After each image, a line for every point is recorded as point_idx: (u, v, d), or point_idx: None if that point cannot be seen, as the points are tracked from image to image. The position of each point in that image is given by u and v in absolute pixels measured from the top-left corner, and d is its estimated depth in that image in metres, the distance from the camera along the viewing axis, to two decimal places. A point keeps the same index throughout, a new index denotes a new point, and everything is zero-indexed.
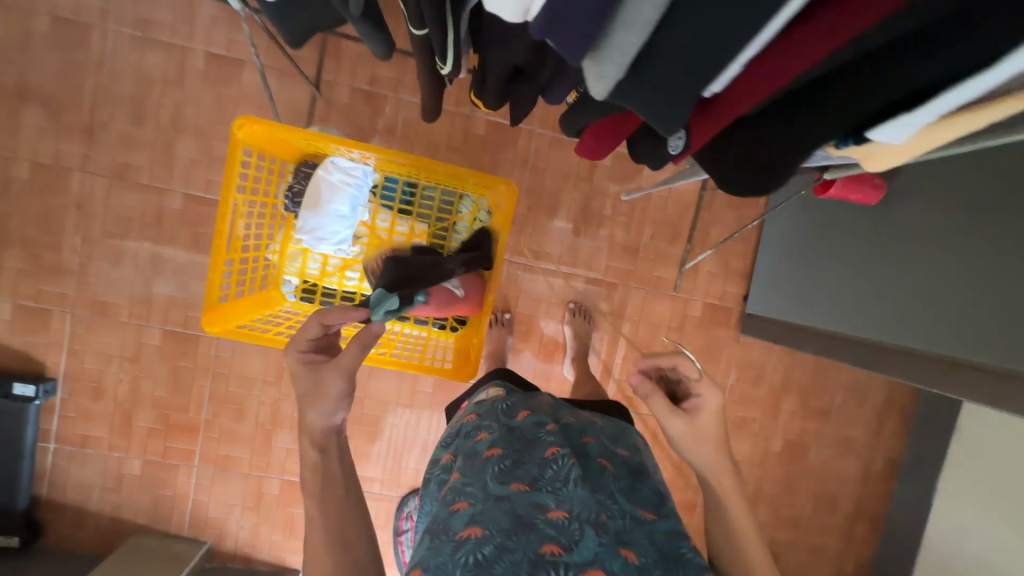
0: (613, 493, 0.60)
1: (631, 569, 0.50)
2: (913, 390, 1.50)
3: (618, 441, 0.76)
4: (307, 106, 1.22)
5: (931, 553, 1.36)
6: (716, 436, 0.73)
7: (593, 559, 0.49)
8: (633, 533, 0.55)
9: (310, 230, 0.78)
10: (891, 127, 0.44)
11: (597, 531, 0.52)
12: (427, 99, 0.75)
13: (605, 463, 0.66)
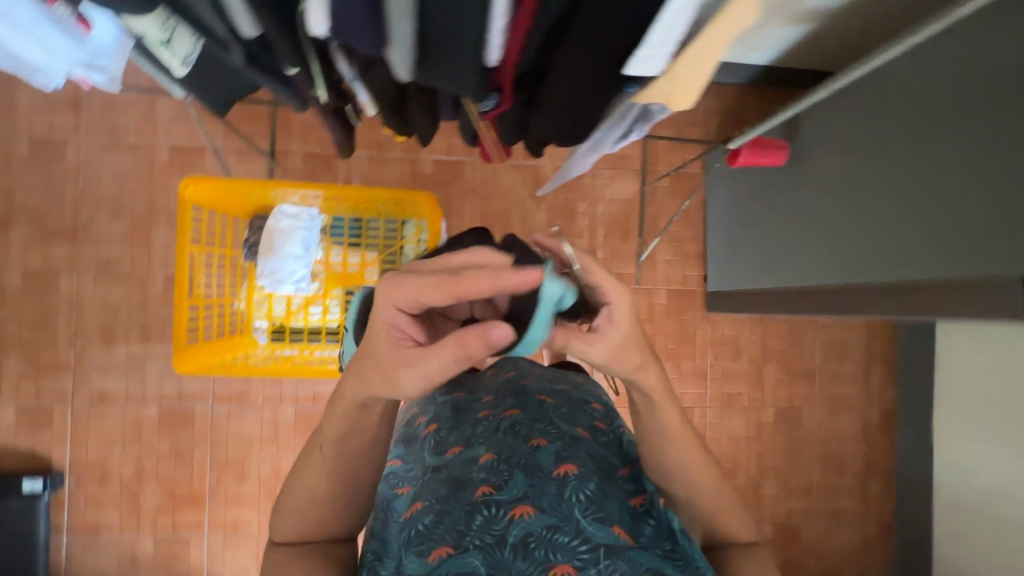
0: (553, 418, 0.70)
1: (561, 487, 0.58)
2: (889, 338, 1.54)
3: (558, 380, 0.83)
4: (267, 176, 1.33)
5: (944, 493, 1.36)
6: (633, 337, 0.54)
7: (522, 494, 0.57)
8: (570, 449, 0.64)
9: (270, 274, 0.86)
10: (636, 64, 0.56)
11: (526, 473, 0.60)
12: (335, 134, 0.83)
13: (544, 397, 0.75)
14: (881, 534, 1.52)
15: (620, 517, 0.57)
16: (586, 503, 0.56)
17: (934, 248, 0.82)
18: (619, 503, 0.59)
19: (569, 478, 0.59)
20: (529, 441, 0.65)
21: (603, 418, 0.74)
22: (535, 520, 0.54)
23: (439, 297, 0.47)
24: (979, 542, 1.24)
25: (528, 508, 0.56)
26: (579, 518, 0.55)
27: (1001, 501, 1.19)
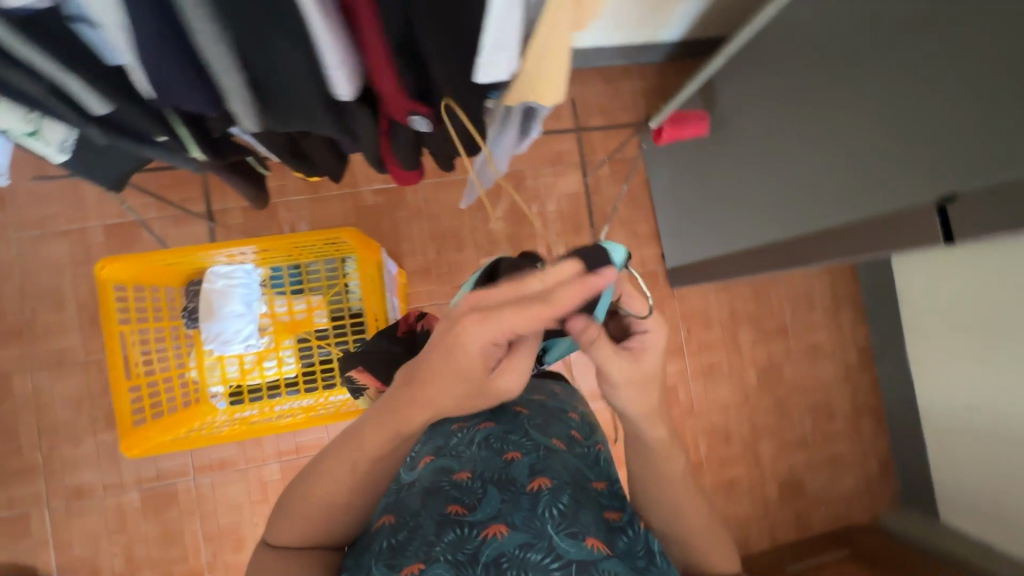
0: (527, 429, 0.71)
1: (533, 504, 0.59)
2: (852, 279, 1.57)
3: (534, 389, 0.84)
4: (208, 237, 1.31)
5: (931, 420, 1.39)
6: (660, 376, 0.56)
7: (496, 512, 0.59)
8: (544, 461, 0.65)
9: (216, 337, 0.85)
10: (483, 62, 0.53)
11: (499, 488, 0.61)
12: (244, 190, 0.81)
13: (519, 408, 0.75)
14: (882, 470, 1.55)
15: (593, 529, 0.58)
16: (559, 519, 0.58)
17: (844, 192, 0.84)
18: (592, 514, 0.60)
19: (542, 494, 0.60)
20: (503, 454, 0.66)
21: (578, 429, 0.76)
22: (508, 539, 0.56)
23: (541, 322, 0.46)
24: (972, 460, 1.27)
25: (501, 527, 0.57)
26: (551, 535, 0.56)
27: (983, 417, 1.21)
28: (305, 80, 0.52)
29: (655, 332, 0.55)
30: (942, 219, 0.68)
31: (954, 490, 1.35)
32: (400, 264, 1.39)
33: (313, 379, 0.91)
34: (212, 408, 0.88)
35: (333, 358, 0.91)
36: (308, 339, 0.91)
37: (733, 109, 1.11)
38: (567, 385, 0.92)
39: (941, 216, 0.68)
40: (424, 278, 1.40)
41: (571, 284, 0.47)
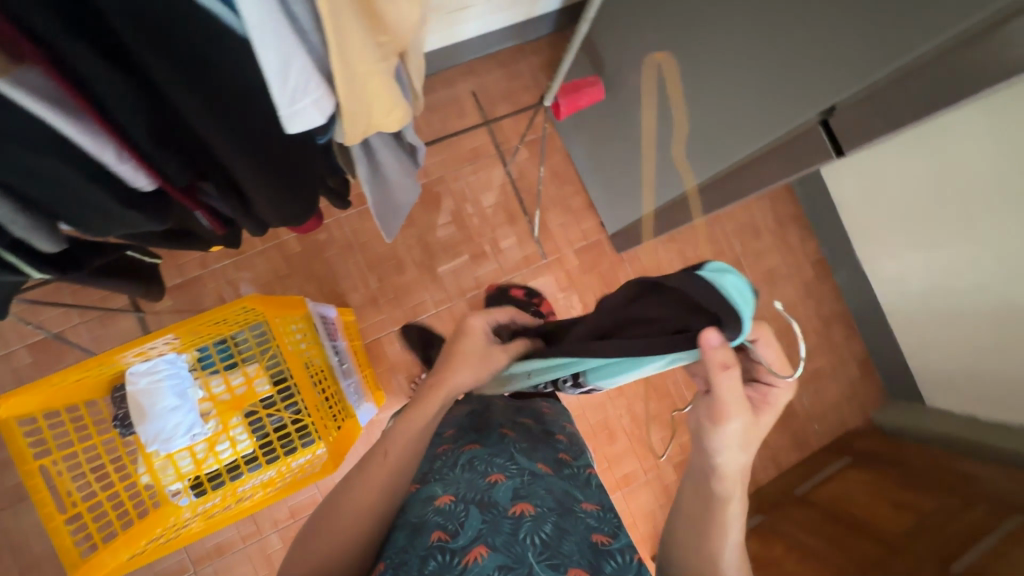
0: (513, 452, 0.65)
1: (515, 528, 0.54)
2: (790, 197, 1.59)
3: (522, 412, 0.79)
4: (140, 328, 1.26)
5: (895, 313, 1.42)
6: (762, 435, 0.59)
7: (477, 534, 0.53)
8: (529, 485, 0.60)
9: (156, 437, 0.80)
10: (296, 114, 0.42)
11: (480, 510, 0.56)
12: (122, 290, 0.76)
13: (505, 431, 0.69)
14: (863, 371, 1.58)
15: (577, 555, 0.54)
16: (541, 547, 0.53)
17: (752, 123, 0.83)
18: (577, 538, 0.56)
19: (525, 519, 0.55)
20: (486, 476, 0.61)
21: (567, 451, 0.72)
22: (489, 560, 0.51)
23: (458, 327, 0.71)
24: (940, 341, 1.31)
25: (482, 549, 0.52)
26: (531, 562, 0.51)
27: (939, 299, 1.25)
28: (94, 189, 0.48)
29: (783, 394, 0.59)
30: (825, 134, 0.71)
31: (931, 373, 1.39)
32: (345, 301, 1.36)
33: (272, 449, 0.88)
34: (176, 508, 0.84)
35: (285, 423, 0.88)
36: (256, 411, 0.88)
37: (628, 67, 1.10)
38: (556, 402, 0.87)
39: (824, 130, 0.71)
40: (373, 309, 1.37)
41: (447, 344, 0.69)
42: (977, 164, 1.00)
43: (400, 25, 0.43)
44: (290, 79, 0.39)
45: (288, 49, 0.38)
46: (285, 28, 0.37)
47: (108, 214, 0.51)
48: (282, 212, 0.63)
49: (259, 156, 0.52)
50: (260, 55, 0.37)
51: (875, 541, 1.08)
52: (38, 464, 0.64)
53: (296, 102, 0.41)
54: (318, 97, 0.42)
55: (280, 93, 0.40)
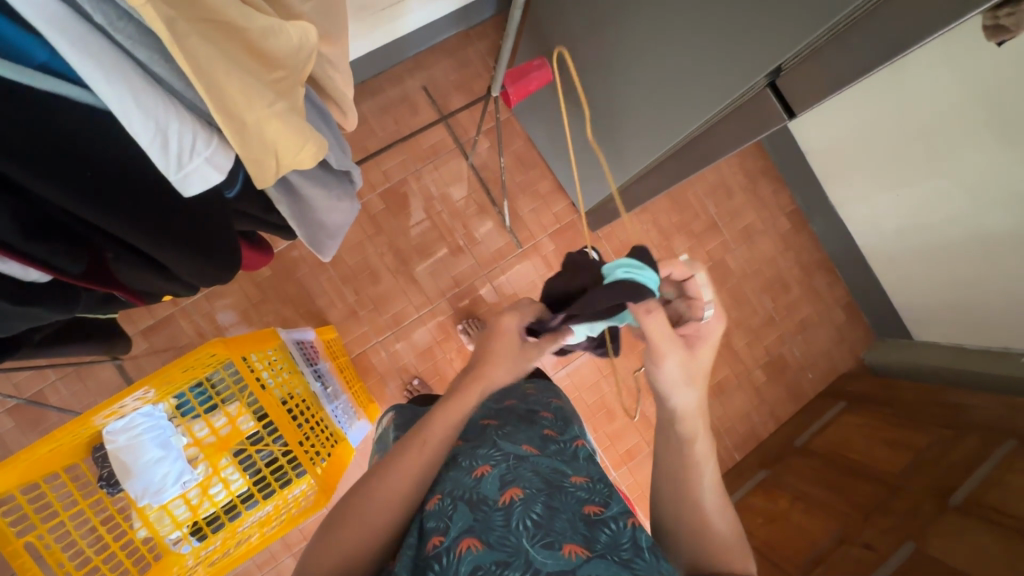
0: (496, 439, 0.57)
1: (508, 517, 0.46)
2: (758, 152, 1.58)
3: (506, 396, 0.71)
4: (119, 376, 1.23)
5: (874, 254, 1.42)
6: (703, 374, 0.61)
7: (468, 526, 0.45)
8: (516, 469, 0.51)
9: (145, 491, 0.79)
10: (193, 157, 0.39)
11: (470, 507, 0.47)
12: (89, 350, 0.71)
13: (487, 421, 0.62)
14: (849, 314, 1.59)
15: (572, 531, 0.45)
16: (535, 528, 0.45)
17: (706, 89, 0.80)
18: (568, 514, 0.47)
19: (515, 504, 0.47)
20: (471, 471, 0.52)
21: (552, 427, 0.63)
22: (484, 554, 0.43)
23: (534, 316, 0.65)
24: (918, 277, 1.32)
25: (476, 540, 0.44)
26: (527, 548, 0.43)
27: (913, 237, 1.25)
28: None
29: (711, 330, 0.62)
30: (773, 96, 0.74)
31: (914, 309, 1.40)
32: (324, 319, 1.34)
33: (266, 484, 0.88)
34: (179, 556, 0.82)
35: (276, 456, 0.87)
36: (245, 449, 0.86)
37: (576, 44, 1.07)
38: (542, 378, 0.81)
39: (773, 93, 0.74)
40: (355, 322, 1.35)
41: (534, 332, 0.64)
42: (934, 99, 0.99)
43: (287, 58, 0.41)
44: (172, 138, 0.37)
45: (156, 109, 0.36)
46: (151, 89, 0.35)
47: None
48: (210, 275, 0.56)
49: (162, 223, 0.46)
50: (130, 121, 0.35)
51: (876, 482, 1.10)
52: (22, 541, 0.63)
53: (186, 162, 0.39)
54: (211, 151, 0.40)
55: (166, 157, 0.37)
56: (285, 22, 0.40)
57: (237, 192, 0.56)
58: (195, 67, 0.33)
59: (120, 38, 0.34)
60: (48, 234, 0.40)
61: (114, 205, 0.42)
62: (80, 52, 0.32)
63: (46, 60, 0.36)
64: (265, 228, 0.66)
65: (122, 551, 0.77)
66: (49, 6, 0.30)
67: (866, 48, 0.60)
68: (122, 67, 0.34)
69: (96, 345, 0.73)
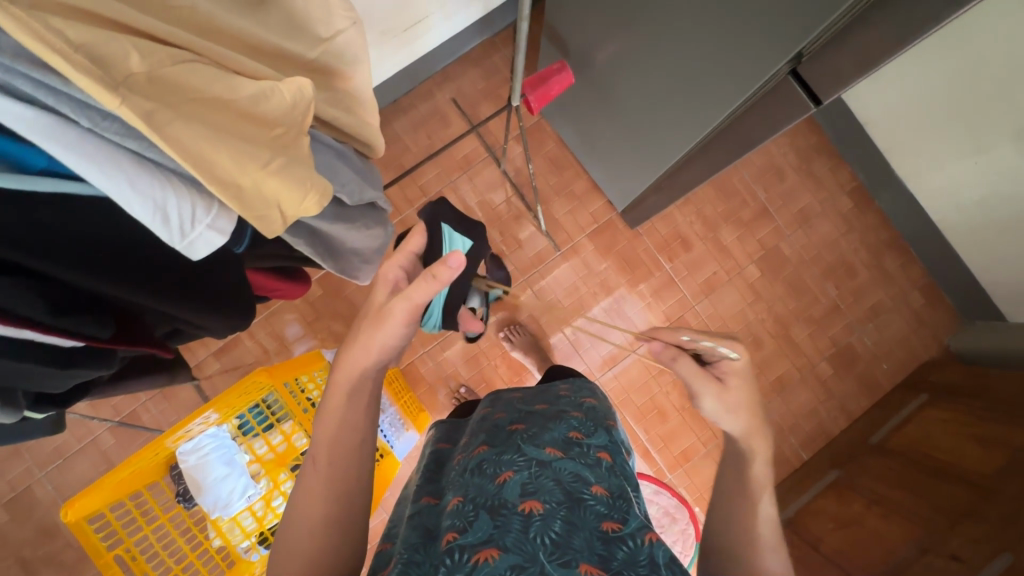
0: (520, 444, 0.57)
1: (526, 525, 0.46)
2: (811, 129, 1.47)
3: (536, 399, 0.72)
4: (199, 394, 1.35)
5: (954, 229, 1.28)
6: (747, 400, 0.66)
7: (488, 536, 0.45)
8: (539, 477, 0.51)
9: (215, 505, 0.86)
10: (190, 236, 0.42)
11: (490, 513, 0.47)
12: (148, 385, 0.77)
13: (515, 425, 0.63)
14: (929, 297, 1.44)
15: (588, 551, 0.44)
16: (553, 546, 0.44)
17: (729, 78, 0.76)
18: (586, 532, 0.46)
19: (535, 517, 0.46)
20: (495, 477, 0.52)
21: (580, 428, 0.62)
22: (500, 561, 0.42)
23: (405, 309, 0.63)
24: (1009, 251, 1.17)
25: (493, 549, 0.43)
26: (544, 561, 0.43)
27: (998, 208, 1.11)
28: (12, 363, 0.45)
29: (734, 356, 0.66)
30: (797, 84, 0.69)
31: (1006, 287, 1.25)
32: None
33: None
34: (249, 564, 0.88)
35: None
36: (300, 464, 0.93)
37: (594, 40, 1.04)
38: (572, 379, 0.80)
39: (796, 81, 0.69)
40: None
41: (424, 280, 0.62)
42: (1010, 52, 0.87)
43: (282, 116, 0.43)
44: (171, 212, 0.40)
45: (154, 191, 0.39)
46: (146, 173, 0.38)
47: (39, 377, 0.48)
48: (230, 324, 0.59)
49: (174, 285, 0.50)
50: (130, 205, 0.38)
51: (965, 485, 0.99)
52: (111, 555, 0.71)
53: (188, 231, 0.42)
54: (212, 218, 0.43)
55: (169, 229, 0.41)
56: (277, 83, 0.43)
57: (247, 245, 0.57)
58: (180, 149, 0.35)
59: (108, 135, 0.36)
60: (74, 309, 0.44)
61: (128, 281, 0.45)
62: (74, 154, 0.35)
63: (46, 164, 0.38)
64: (299, 262, 0.71)
65: (199, 559, 0.84)
66: (38, 120, 0.33)
67: (896, 19, 0.54)
68: (115, 158, 0.36)
69: (160, 376, 0.79)
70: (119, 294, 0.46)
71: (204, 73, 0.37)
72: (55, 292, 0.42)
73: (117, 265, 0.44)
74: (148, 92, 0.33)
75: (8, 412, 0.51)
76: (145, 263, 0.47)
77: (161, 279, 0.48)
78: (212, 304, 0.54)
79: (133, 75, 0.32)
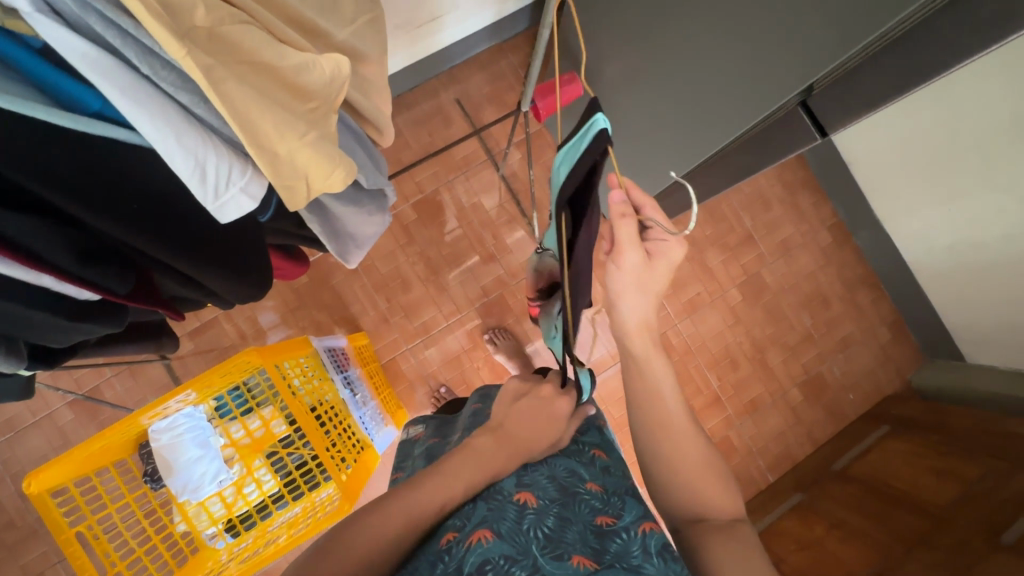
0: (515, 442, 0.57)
1: (520, 517, 0.46)
2: (799, 164, 1.53)
3: None
4: (169, 374, 1.31)
5: (924, 271, 1.35)
6: (657, 290, 0.59)
7: (482, 518, 0.45)
8: (533, 474, 0.52)
9: (186, 488, 0.84)
10: (227, 200, 0.42)
11: (485, 499, 0.48)
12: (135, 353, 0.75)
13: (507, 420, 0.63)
14: (895, 333, 1.52)
15: (581, 544, 0.45)
16: (545, 540, 0.44)
17: (734, 106, 0.78)
18: (580, 525, 0.47)
19: (528, 511, 0.47)
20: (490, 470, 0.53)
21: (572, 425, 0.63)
22: (493, 546, 0.42)
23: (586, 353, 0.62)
24: (971, 296, 1.24)
25: (487, 531, 0.44)
26: (536, 553, 0.43)
27: (967, 254, 1.17)
28: (23, 311, 0.43)
29: (675, 249, 0.57)
30: (805, 115, 0.72)
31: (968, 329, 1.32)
32: (357, 326, 1.39)
33: (296, 486, 0.90)
34: (213, 551, 0.85)
35: (305, 459, 0.89)
36: (276, 452, 0.90)
37: (605, 56, 1.06)
38: None
39: (805, 113, 0.72)
40: (386, 329, 1.40)
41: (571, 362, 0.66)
42: (989, 109, 0.91)
43: (319, 90, 0.43)
44: (210, 171, 0.39)
45: (197, 147, 0.38)
46: (191, 128, 0.37)
47: (51, 331, 0.47)
48: (247, 293, 0.59)
49: (204, 248, 0.49)
50: (172, 157, 0.37)
51: (921, 515, 1.03)
52: (73, 531, 0.68)
53: (222, 193, 0.41)
54: (245, 182, 0.42)
55: (205, 189, 0.40)
56: (319, 57, 0.43)
57: (271, 215, 0.58)
58: (229, 106, 0.35)
59: (164, 85, 0.36)
60: (99, 258, 0.43)
61: (163, 238, 0.45)
62: (129, 99, 0.34)
63: (101, 107, 0.38)
64: (300, 242, 0.69)
65: (162, 543, 0.80)
66: (100, 60, 0.33)
67: (901, 64, 0.58)
68: (163, 108, 0.36)
69: (147, 344, 0.77)
70: (149, 249, 0.45)
71: (258, 37, 0.37)
72: (82, 240, 0.42)
73: (153, 220, 0.44)
74: (203, 46, 0.33)
75: (13, 361, 0.49)
76: (183, 223, 0.46)
77: (195, 242, 0.48)
78: (235, 270, 0.54)
79: (194, 27, 0.32)
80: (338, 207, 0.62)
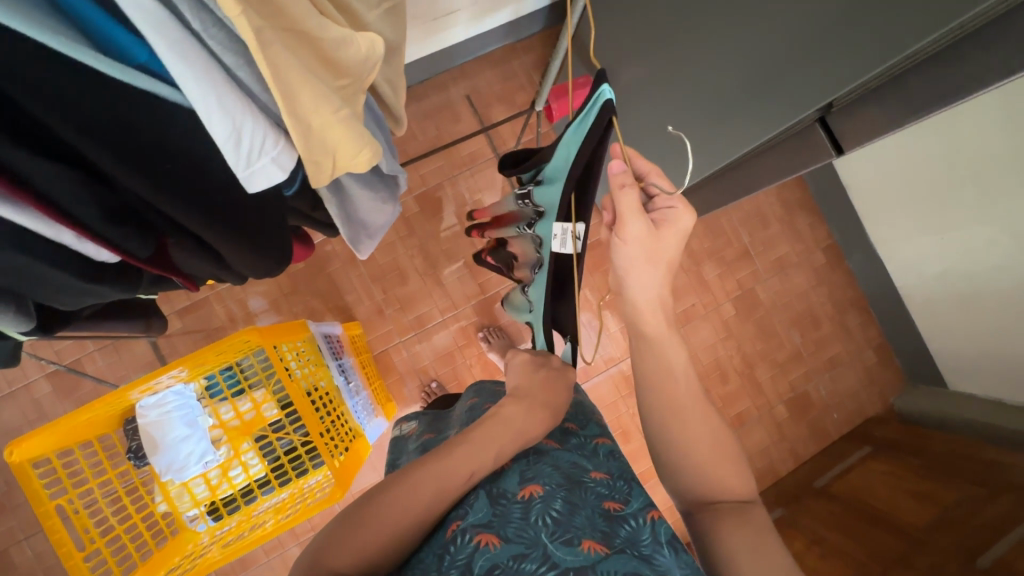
0: None
1: (527, 511, 0.46)
2: (798, 186, 1.56)
3: None
4: (154, 353, 1.28)
5: (912, 298, 1.38)
6: (668, 258, 0.60)
7: (488, 522, 0.45)
8: (537, 464, 0.52)
9: (171, 467, 0.82)
10: (258, 165, 0.41)
11: (490, 500, 0.48)
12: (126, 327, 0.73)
13: None
14: (880, 356, 1.55)
15: (590, 529, 0.45)
16: (554, 526, 0.44)
17: (749, 121, 0.79)
18: (588, 510, 0.47)
19: (534, 501, 0.46)
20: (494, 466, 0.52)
21: (573, 421, 0.63)
22: (501, 551, 0.42)
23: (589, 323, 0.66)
24: (957, 324, 1.27)
25: (492, 538, 0.43)
26: (546, 542, 0.43)
27: (957, 282, 1.20)
28: (40, 266, 0.42)
29: (684, 216, 0.59)
30: (823, 131, 0.73)
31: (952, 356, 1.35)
32: (351, 315, 1.37)
33: (283, 471, 0.89)
34: (194, 533, 0.85)
35: (295, 445, 0.88)
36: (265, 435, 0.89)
37: (620, 62, 1.07)
38: None
39: (822, 128, 0.74)
40: (380, 320, 1.38)
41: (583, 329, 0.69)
42: (987, 142, 0.94)
43: (354, 68, 0.43)
44: (245, 138, 0.39)
45: (236, 111, 0.37)
46: (232, 91, 0.37)
47: (61, 289, 0.46)
48: (261, 268, 0.58)
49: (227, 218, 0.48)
50: (209, 119, 0.37)
51: (899, 534, 1.05)
52: (53, 504, 0.65)
53: (254, 160, 0.40)
54: (277, 152, 0.41)
55: (238, 154, 0.39)
56: (355, 34, 0.42)
57: (294, 189, 0.57)
58: (274, 72, 0.35)
59: (211, 43, 0.36)
60: (121, 217, 0.42)
61: (188, 201, 0.44)
62: (176, 54, 0.34)
63: (146, 61, 0.38)
64: (308, 225, 0.68)
65: (143, 522, 0.79)
66: (154, 10, 0.32)
67: (924, 87, 0.59)
68: (209, 67, 0.35)
69: (132, 322, 0.75)
70: (173, 212, 0.44)
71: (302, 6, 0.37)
72: (106, 198, 0.41)
73: (180, 183, 0.43)
74: (256, 9, 0.33)
75: (21, 320, 0.49)
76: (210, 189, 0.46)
77: (219, 210, 0.47)
78: (255, 244, 0.53)
79: None
80: (357, 190, 0.62)
